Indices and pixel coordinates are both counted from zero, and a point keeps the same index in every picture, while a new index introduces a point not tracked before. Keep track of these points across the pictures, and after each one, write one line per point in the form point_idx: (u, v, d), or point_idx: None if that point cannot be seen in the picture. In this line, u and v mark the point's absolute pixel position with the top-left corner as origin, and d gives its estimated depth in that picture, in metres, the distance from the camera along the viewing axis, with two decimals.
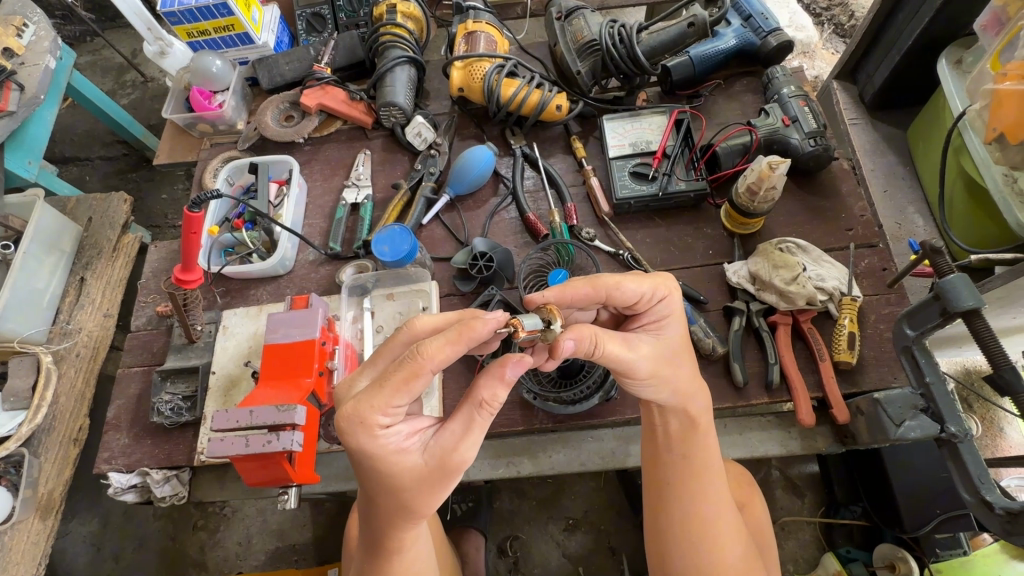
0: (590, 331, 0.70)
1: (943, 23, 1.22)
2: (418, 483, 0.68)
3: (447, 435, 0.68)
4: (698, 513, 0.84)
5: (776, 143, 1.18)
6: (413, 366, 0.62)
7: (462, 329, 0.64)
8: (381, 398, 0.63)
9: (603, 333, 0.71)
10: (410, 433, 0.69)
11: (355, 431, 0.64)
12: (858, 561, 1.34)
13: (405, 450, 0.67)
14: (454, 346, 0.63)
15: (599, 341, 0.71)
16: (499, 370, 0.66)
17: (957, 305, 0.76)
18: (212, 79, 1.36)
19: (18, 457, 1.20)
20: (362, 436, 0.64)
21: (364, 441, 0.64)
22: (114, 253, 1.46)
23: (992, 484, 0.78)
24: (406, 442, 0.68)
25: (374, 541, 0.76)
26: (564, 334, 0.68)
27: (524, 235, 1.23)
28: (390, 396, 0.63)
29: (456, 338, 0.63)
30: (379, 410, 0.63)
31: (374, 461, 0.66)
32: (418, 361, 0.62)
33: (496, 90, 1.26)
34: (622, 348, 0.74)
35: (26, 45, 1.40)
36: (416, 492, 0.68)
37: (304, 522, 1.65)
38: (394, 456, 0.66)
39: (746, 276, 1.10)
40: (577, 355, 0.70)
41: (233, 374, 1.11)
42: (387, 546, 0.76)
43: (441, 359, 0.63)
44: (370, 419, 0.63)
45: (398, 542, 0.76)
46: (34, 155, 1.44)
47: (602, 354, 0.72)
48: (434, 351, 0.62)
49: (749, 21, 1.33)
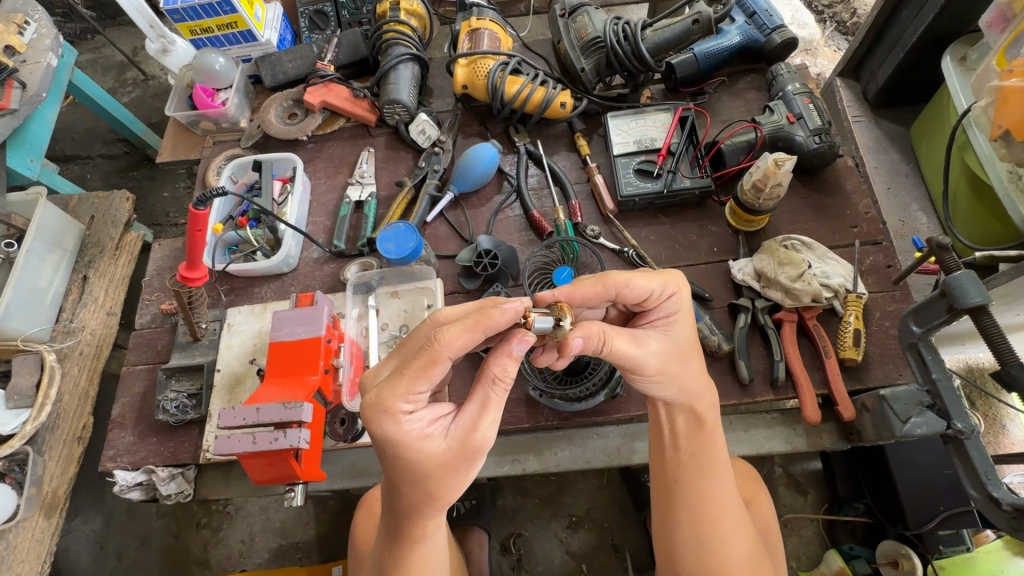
0: (598, 328, 0.71)
1: (947, 20, 1.22)
2: (442, 468, 0.66)
3: (467, 418, 0.67)
4: (706, 511, 0.84)
5: (780, 140, 1.19)
6: (432, 353, 0.63)
7: (480, 317, 0.64)
8: (403, 383, 0.64)
9: (612, 331, 0.71)
10: (432, 420, 0.68)
11: (380, 415, 0.64)
12: (862, 558, 1.35)
13: (428, 436, 0.66)
14: (472, 333, 0.64)
15: (608, 339, 0.71)
16: (504, 346, 0.66)
17: (964, 302, 0.76)
18: (215, 76, 1.36)
19: (23, 455, 1.20)
20: (386, 420, 0.64)
21: (389, 426, 0.64)
22: (116, 250, 1.46)
23: (998, 479, 0.79)
24: (429, 428, 0.67)
25: (396, 532, 0.75)
26: (575, 329, 0.69)
27: (528, 232, 1.23)
28: (410, 381, 0.64)
29: (473, 326, 0.64)
30: (401, 394, 0.64)
31: (398, 448, 0.65)
32: (436, 348, 0.63)
33: (500, 88, 1.25)
34: (630, 345, 0.74)
35: (28, 43, 1.40)
36: (441, 478, 0.67)
37: (307, 521, 1.65)
38: (418, 442, 0.65)
39: (751, 274, 1.11)
40: (585, 353, 0.71)
41: (238, 372, 1.11)
42: (409, 535, 0.75)
43: (460, 345, 0.64)
44: (393, 403, 0.64)
45: (421, 530, 0.75)
46: (36, 153, 1.44)
47: (610, 351, 0.72)
48: (453, 337, 0.63)
49: (754, 18, 1.32)
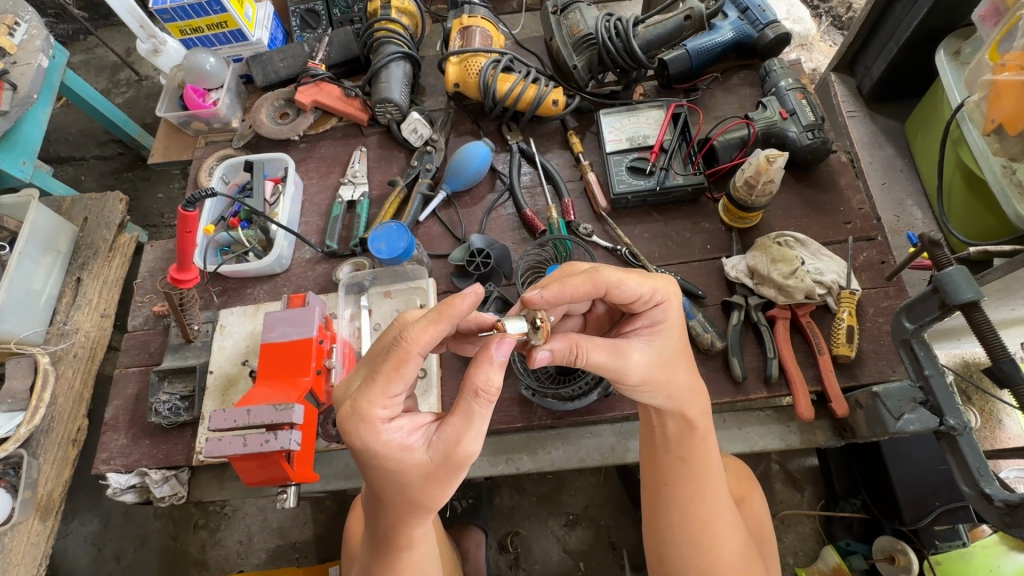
0: (567, 340, 0.71)
1: (940, 15, 1.21)
2: (423, 480, 0.65)
3: (450, 431, 0.64)
4: (698, 513, 0.84)
5: (773, 136, 1.18)
6: (401, 351, 0.63)
7: (443, 307, 0.64)
8: (375, 390, 0.63)
9: (583, 342, 0.71)
10: (412, 430, 0.66)
11: (356, 425, 0.63)
12: (858, 554, 1.36)
13: (408, 448, 0.65)
14: (436, 326, 0.63)
15: (579, 351, 0.71)
16: (485, 352, 0.63)
17: (956, 298, 0.76)
18: (206, 76, 1.36)
19: (17, 458, 1.19)
20: (363, 431, 0.63)
21: (367, 436, 0.63)
22: (110, 253, 1.45)
23: (991, 475, 0.78)
24: (409, 438, 0.66)
25: (383, 540, 0.75)
26: (540, 342, 0.70)
27: (521, 231, 1.22)
28: (383, 386, 0.63)
29: (437, 318, 0.63)
30: (376, 401, 0.63)
31: (378, 458, 0.64)
32: (404, 346, 0.63)
33: (492, 85, 1.25)
34: (609, 357, 0.73)
35: (18, 44, 1.39)
36: (421, 488, 0.66)
37: (305, 521, 1.65)
38: (397, 452, 0.64)
39: (744, 271, 1.10)
40: (553, 363, 0.73)
41: (231, 374, 1.11)
42: (394, 541, 0.74)
43: (427, 340, 0.63)
44: (370, 412, 0.63)
45: (407, 536, 0.73)
46: (28, 155, 1.43)
47: (584, 362, 0.72)
48: (418, 333, 0.63)
49: (746, 14, 1.31)
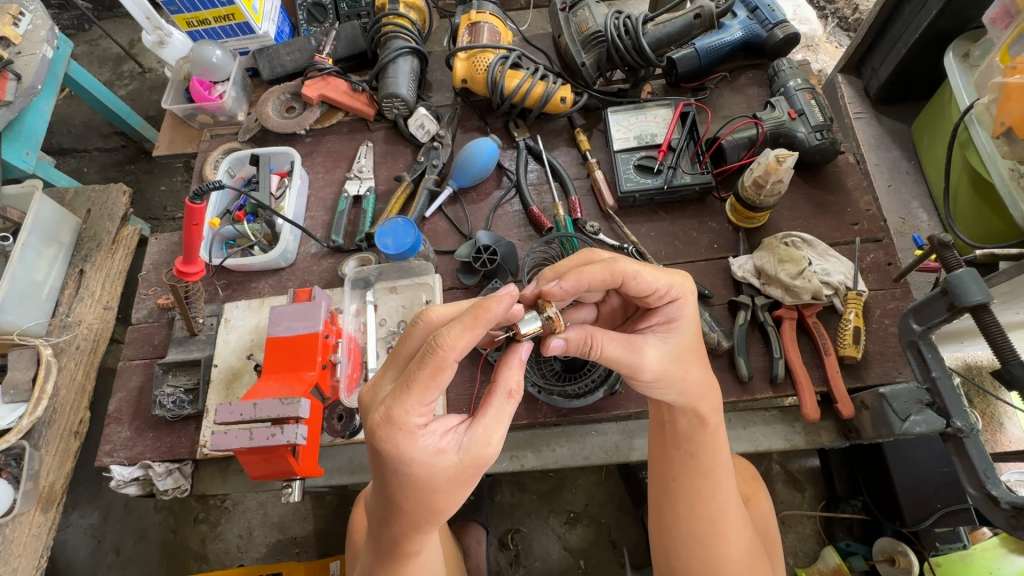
0: (582, 330, 0.71)
1: (951, 16, 1.20)
2: (451, 483, 0.64)
3: (480, 432, 0.64)
4: (705, 510, 0.84)
5: (781, 136, 1.19)
6: (438, 359, 0.59)
7: (479, 311, 0.61)
8: (412, 397, 0.60)
9: (599, 334, 0.71)
10: (445, 433, 0.64)
11: (392, 434, 0.60)
12: (858, 555, 1.38)
13: (441, 452, 0.63)
14: (472, 331, 0.60)
15: (594, 342, 0.71)
16: (513, 352, 0.67)
17: (965, 300, 0.76)
18: (212, 69, 1.35)
19: (19, 449, 1.19)
20: (400, 439, 0.60)
21: (404, 444, 0.61)
22: (113, 245, 1.44)
23: (996, 476, 0.78)
24: (442, 442, 0.63)
25: (389, 548, 0.73)
26: (556, 330, 0.71)
27: (527, 227, 1.22)
28: (419, 395, 0.60)
29: (472, 323, 0.61)
30: (413, 408, 0.61)
31: (410, 466, 0.62)
32: (440, 354, 0.59)
33: (500, 81, 1.24)
34: (623, 352, 0.73)
35: (23, 35, 1.38)
36: (448, 492, 0.64)
37: (306, 515, 1.65)
38: (431, 458, 0.62)
39: (751, 270, 1.10)
40: (568, 353, 0.73)
41: (235, 367, 1.10)
42: (402, 550, 0.72)
43: (463, 347, 0.60)
44: (406, 419, 0.60)
45: (414, 545, 0.72)
46: (32, 146, 1.41)
47: (599, 355, 0.72)
48: (454, 339, 0.59)
49: (755, 13, 1.32)
